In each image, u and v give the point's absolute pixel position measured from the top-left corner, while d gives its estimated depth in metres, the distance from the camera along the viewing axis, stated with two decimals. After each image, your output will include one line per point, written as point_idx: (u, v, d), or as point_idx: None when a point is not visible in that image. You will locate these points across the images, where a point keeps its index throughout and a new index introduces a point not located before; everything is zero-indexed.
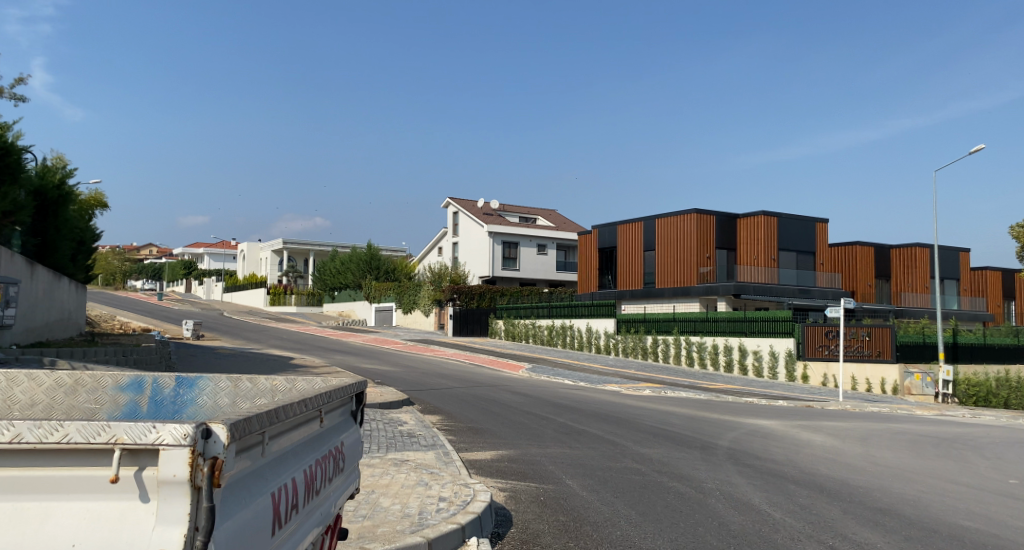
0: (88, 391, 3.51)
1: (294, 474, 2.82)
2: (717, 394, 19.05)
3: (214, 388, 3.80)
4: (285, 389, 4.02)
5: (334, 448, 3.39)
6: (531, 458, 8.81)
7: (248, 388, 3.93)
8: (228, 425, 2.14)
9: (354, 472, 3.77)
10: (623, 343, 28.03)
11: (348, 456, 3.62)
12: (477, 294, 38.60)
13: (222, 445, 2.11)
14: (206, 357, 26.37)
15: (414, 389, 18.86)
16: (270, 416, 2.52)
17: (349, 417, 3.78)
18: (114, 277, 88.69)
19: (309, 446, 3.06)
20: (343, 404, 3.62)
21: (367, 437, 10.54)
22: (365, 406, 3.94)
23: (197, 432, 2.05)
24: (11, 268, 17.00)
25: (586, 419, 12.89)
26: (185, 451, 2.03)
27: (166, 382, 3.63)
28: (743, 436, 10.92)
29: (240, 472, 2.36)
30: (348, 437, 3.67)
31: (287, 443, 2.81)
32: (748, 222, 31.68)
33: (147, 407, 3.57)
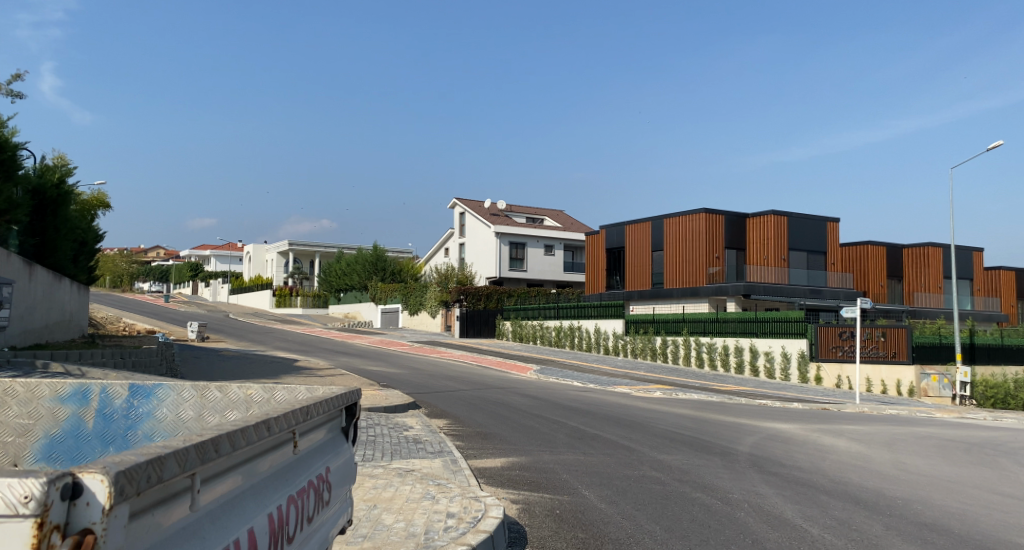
0: (20, 404, 3.15)
1: (252, 522, 2.35)
2: (730, 396, 18.54)
3: (176, 398, 3.40)
4: (262, 400, 3.57)
5: (316, 477, 2.93)
6: (545, 466, 8.34)
7: (216, 398, 3.47)
8: (106, 476, 1.63)
9: (346, 500, 3.32)
10: (632, 344, 27.52)
11: (336, 482, 3.17)
12: (483, 295, 38.16)
13: (97, 513, 1.62)
14: (208, 359, 25.98)
15: (420, 392, 18.39)
16: (204, 453, 2.05)
17: (339, 435, 3.32)
18: (121, 279, 88.48)
19: (278, 481, 2.59)
20: (329, 420, 3.17)
21: (370, 444, 10.09)
22: (359, 419, 3.47)
23: (54, 491, 1.55)
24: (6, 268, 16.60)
25: (599, 423, 12.40)
26: (27, 524, 1.54)
27: (119, 391, 3.27)
28: (762, 440, 10.43)
29: (151, 536, 1.88)
30: (337, 455, 3.22)
31: (240, 482, 2.34)
32: (758, 222, 31.15)
33: (94, 421, 3.23)
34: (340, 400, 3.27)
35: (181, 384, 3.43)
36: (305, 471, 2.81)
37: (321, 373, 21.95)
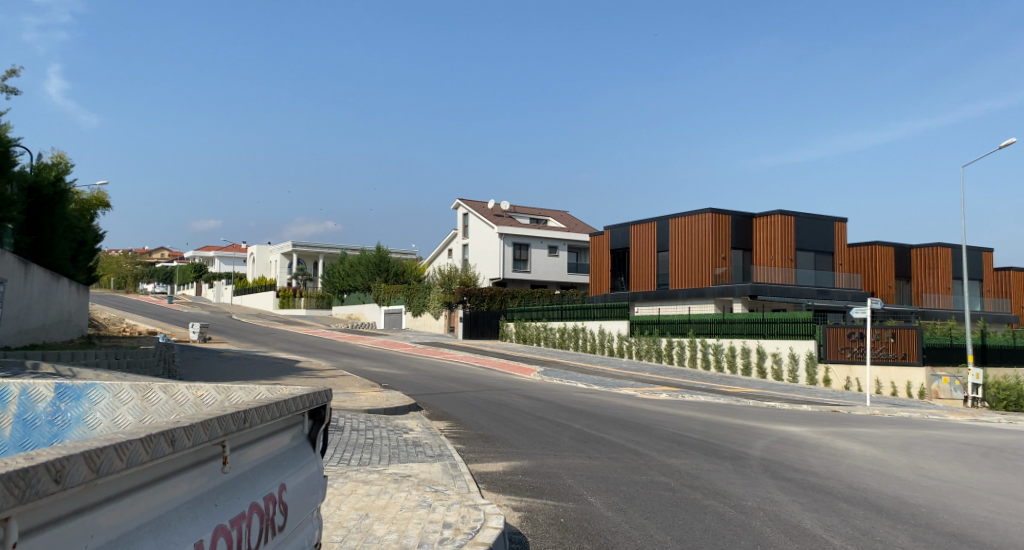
0: None
1: None
2: (737, 398, 18.19)
3: (111, 401, 3.15)
4: (213, 402, 3.32)
5: (255, 505, 2.44)
6: (548, 470, 8.00)
7: (160, 401, 3.22)
8: None
9: (305, 525, 2.88)
10: (637, 346, 27.16)
11: (289, 507, 2.72)
12: (487, 296, 37.82)
13: None
14: (208, 360, 25.72)
15: (422, 393, 18.05)
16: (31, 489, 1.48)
17: (293, 446, 2.86)
18: (125, 280, 88.20)
19: (186, 514, 2.08)
20: (278, 432, 2.70)
21: (368, 448, 9.78)
22: (327, 425, 3.12)
23: None
24: None
25: (604, 426, 12.06)
26: None
27: (43, 393, 3.02)
28: (773, 444, 10.07)
29: None
30: (294, 469, 2.83)
31: (119, 520, 1.83)
32: (765, 222, 30.78)
33: (12, 429, 2.90)
34: (301, 402, 2.88)
35: (118, 385, 3.19)
36: (241, 491, 2.38)
37: (321, 374, 21.65)
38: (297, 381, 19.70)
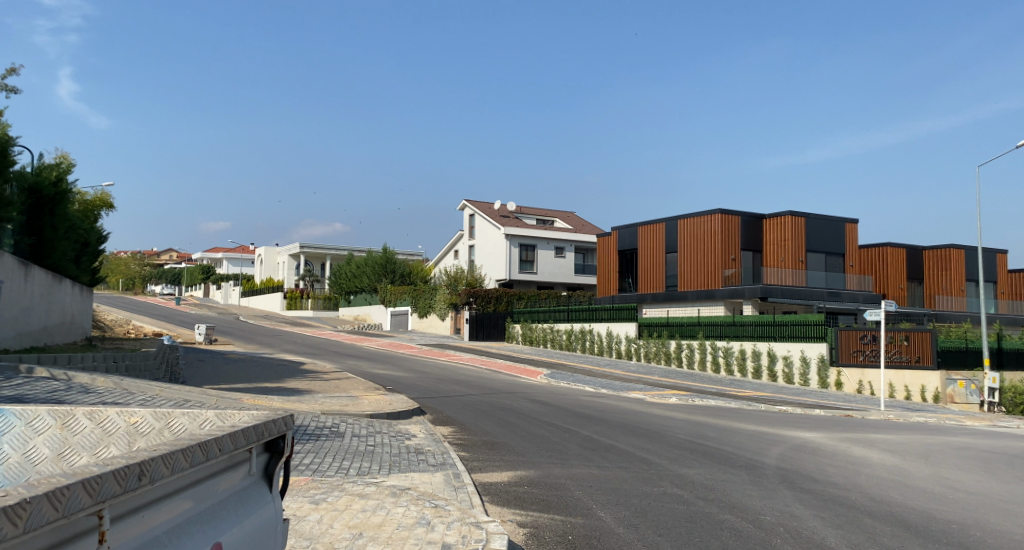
0: None
1: None
2: (748, 402, 17.78)
3: (22, 432, 2.84)
4: (150, 430, 2.98)
5: None
6: (556, 481, 7.67)
7: (84, 428, 2.92)
8: None
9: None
10: (645, 348, 26.79)
11: None
12: (493, 297, 37.54)
13: None
14: (213, 362, 25.52)
15: (427, 396, 17.74)
16: None
17: (235, 489, 2.56)
18: (133, 281, 88.28)
19: None
20: (207, 478, 2.37)
21: (368, 456, 9.46)
22: (285, 456, 2.87)
23: None
24: None
25: (612, 432, 11.68)
26: None
27: None
28: (788, 451, 9.69)
29: None
30: (237, 517, 2.53)
31: None
32: (775, 223, 30.33)
33: None
34: (240, 439, 2.50)
35: (32, 412, 2.89)
36: None
37: (325, 377, 21.36)
38: (300, 384, 19.42)
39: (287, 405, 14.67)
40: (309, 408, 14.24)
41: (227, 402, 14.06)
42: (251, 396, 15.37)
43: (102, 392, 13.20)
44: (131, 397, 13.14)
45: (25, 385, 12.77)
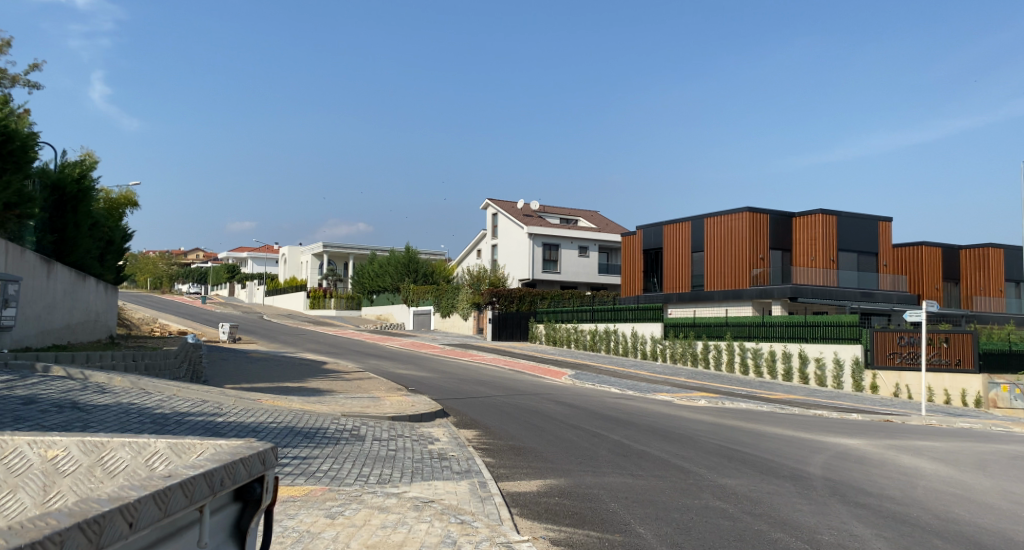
0: None
1: None
2: (781, 405, 17.14)
3: None
4: (68, 467, 2.52)
5: None
6: (589, 492, 7.22)
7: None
8: None
9: None
10: (671, 349, 26.19)
11: None
12: (516, 297, 37.14)
13: None
14: (236, 361, 25.34)
15: (449, 398, 17.29)
16: None
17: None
18: (161, 280, 88.90)
19: None
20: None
21: (389, 461, 9.04)
22: (258, 510, 2.36)
23: None
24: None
25: (643, 437, 11.16)
26: None
27: None
28: (833, 460, 9.12)
29: None
30: None
31: None
32: (805, 221, 29.59)
33: None
34: (178, 500, 1.94)
35: None
36: None
37: (347, 376, 21.03)
38: (322, 384, 19.08)
39: (306, 406, 14.33)
40: (328, 409, 13.87)
41: (245, 402, 13.72)
42: (270, 397, 15.03)
43: (119, 392, 12.92)
44: (148, 397, 12.84)
45: (41, 384, 12.52)
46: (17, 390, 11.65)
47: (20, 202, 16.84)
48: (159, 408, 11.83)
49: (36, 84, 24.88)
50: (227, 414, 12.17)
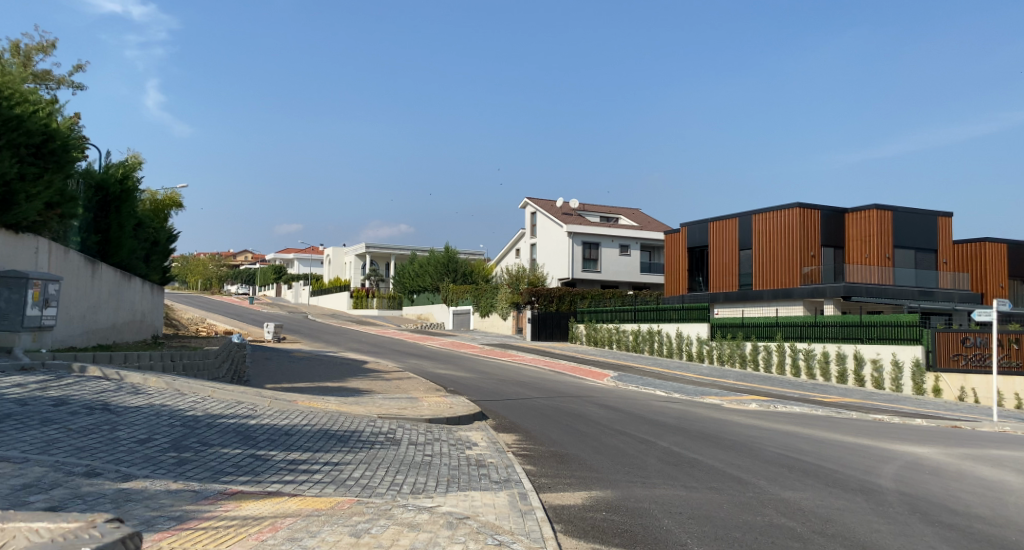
0: None
1: None
2: (837, 409, 16.29)
3: None
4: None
5: None
6: (639, 507, 6.72)
7: None
8: None
9: None
10: (718, 350, 25.34)
11: None
12: (556, 296, 36.54)
13: None
14: (277, 361, 25.18)
15: (488, 399, 16.76)
16: None
17: None
18: (210, 282, 90.08)
19: None
20: None
21: (425, 468, 8.53)
22: None
23: None
24: (37, 263, 16.03)
25: (694, 445, 10.50)
26: None
27: None
28: (905, 471, 8.35)
29: None
30: None
31: None
32: (858, 217, 28.48)
33: None
34: None
35: None
36: None
37: (387, 376, 20.66)
38: (361, 383, 18.73)
39: (343, 407, 13.93)
40: (365, 411, 13.44)
41: (281, 404, 13.33)
42: (306, 398, 14.64)
43: (153, 393, 12.64)
44: (183, 398, 12.51)
45: (74, 385, 12.26)
46: (49, 391, 11.37)
47: (62, 202, 16.66)
48: (192, 410, 11.47)
49: (79, 84, 25.14)
50: (261, 415, 11.81)
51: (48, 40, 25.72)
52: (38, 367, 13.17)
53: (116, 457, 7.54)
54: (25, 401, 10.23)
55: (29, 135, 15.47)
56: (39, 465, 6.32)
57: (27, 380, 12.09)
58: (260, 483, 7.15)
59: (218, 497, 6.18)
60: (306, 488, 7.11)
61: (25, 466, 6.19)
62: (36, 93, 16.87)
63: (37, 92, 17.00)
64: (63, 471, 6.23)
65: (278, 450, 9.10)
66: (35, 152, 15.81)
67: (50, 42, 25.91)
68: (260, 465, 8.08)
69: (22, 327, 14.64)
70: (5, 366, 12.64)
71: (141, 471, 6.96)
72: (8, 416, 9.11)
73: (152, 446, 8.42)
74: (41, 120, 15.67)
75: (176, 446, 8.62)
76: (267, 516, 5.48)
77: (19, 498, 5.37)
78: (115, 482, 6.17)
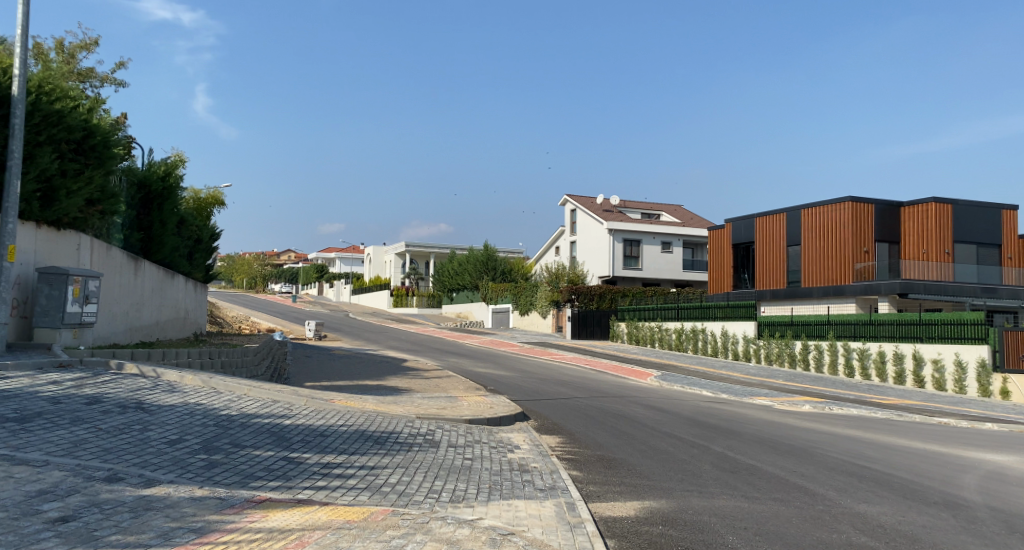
0: None
1: None
2: (898, 411, 15.47)
3: None
4: None
5: None
6: (699, 521, 6.19)
7: None
8: None
9: None
10: (766, 349, 24.53)
11: None
12: (597, 295, 35.80)
13: None
14: (317, 358, 24.97)
15: (529, 399, 16.28)
16: None
17: None
18: (255, 281, 90.80)
19: None
20: None
21: (466, 473, 8.06)
22: None
23: None
24: (80, 261, 15.96)
25: (750, 450, 9.88)
26: None
27: None
28: (989, 482, 7.66)
29: None
30: None
31: None
32: (915, 211, 27.41)
33: None
34: None
35: None
36: None
37: (426, 374, 20.29)
38: (400, 382, 18.38)
39: (381, 407, 13.54)
40: (403, 411, 13.04)
41: (317, 403, 12.96)
42: (343, 397, 14.27)
43: (189, 391, 12.37)
44: (218, 397, 12.19)
45: (110, 383, 12.00)
46: (84, 389, 11.11)
47: (103, 198, 16.41)
48: (227, 409, 11.13)
49: (121, 81, 25.10)
50: (297, 415, 11.45)
51: (93, 39, 25.75)
52: (75, 364, 12.97)
53: (143, 459, 7.17)
54: (58, 399, 9.96)
55: (70, 131, 15.20)
56: (59, 469, 5.96)
57: (63, 377, 11.88)
58: (291, 489, 6.72)
59: (245, 505, 5.77)
60: (339, 495, 6.67)
61: (43, 470, 5.84)
62: (79, 89, 16.62)
63: (78, 88, 16.77)
64: (82, 476, 5.86)
65: (311, 453, 8.69)
66: (76, 148, 15.55)
67: (95, 40, 25.94)
68: (293, 469, 7.67)
69: (62, 324, 14.50)
70: (43, 363, 12.46)
71: (166, 475, 6.58)
72: (38, 413, 8.80)
73: (182, 447, 8.06)
74: (82, 116, 15.38)
75: (207, 448, 8.26)
76: (295, 529, 5.06)
77: (31, 506, 4.98)
78: (138, 488, 5.78)
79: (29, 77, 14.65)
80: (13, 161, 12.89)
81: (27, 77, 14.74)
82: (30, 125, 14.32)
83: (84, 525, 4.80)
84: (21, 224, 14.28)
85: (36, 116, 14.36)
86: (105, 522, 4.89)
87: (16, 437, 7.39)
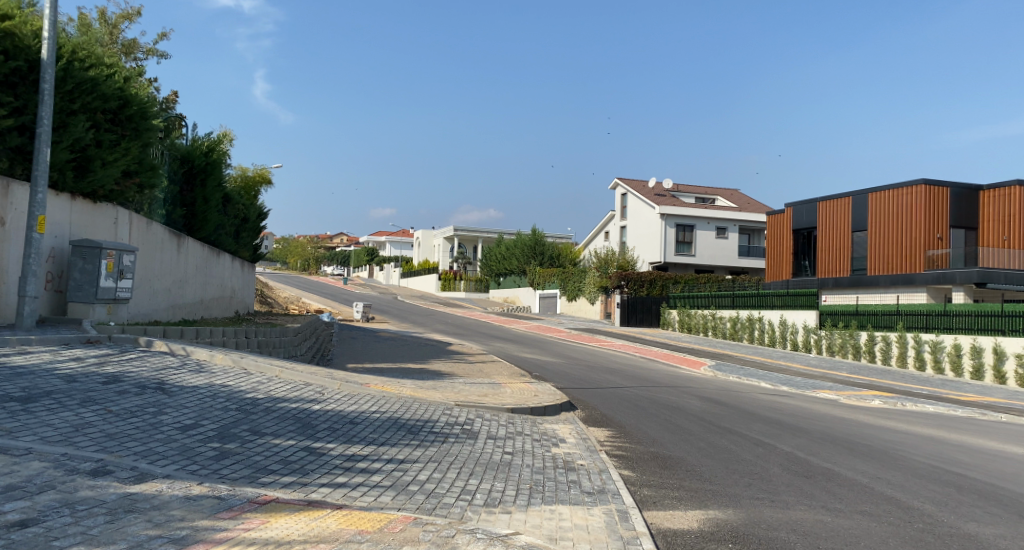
0: None
1: None
2: (981, 410, 14.10)
3: None
4: None
5: None
6: (776, 539, 5.22)
7: None
8: None
9: None
10: (829, 340, 23.19)
11: None
12: (647, 281, 34.64)
13: None
14: (361, 339, 24.42)
15: (576, 388, 15.35)
16: None
17: None
18: (308, 262, 91.25)
19: None
20: None
21: (506, 470, 7.19)
22: None
23: None
24: (116, 234, 15.43)
25: (823, 450, 8.81)
26: None
27: None
28: None
29: None
30: None
31: None
32: (996, 196, 25.72)
33: None
34: None
35: None
36: None
37: (470, 359, 19.52)
38: (443, 366, 17.62)
39: (418, 393, 12.74)
40: (441, 398, 12.22)
41: (351, 387, 12.23)
42: (381, 381, 13.51)
43: (216, 372, 11.71)
44: (247, 379, 11.50)
45: (135, 361, 11.42)
46: (105, 367, 10.51)
47: (140, 170, 15.73)
48: (253, 392, 10.42)
49: (164, 53, 24.62)
50: (328, 400, 10.70)
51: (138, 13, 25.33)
52: (104, 341, 12.43)
53: (147, 448, 6.46)
54: (74, 377, 9.34)
55: (105, 100, 14.58)
56: (39, 459, 5.24)
57: (88, 355, 11.31)
58: (304, 486, 5.93)
59: (245, 507, 4.97)
60: (358, 495, 5.84)
61: (21, 461, 5.13)
62: (118, 59, 16.03)
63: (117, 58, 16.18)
64: (63, 468, 5.13)
65: (337, 443, 7.89)
66: (113, 118, 14.93)
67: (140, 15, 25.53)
68: (311, 462, 6.87)
69: (96, 299, 13.98)
70: (70, 339, 11.94)
71: (164, 467, 5.83)
72: (47, 393, 8.17)
73: (194, 434, 7.34)
74: (117, 84, 14.75)
75: (222, 435, 7.52)
76: (295, 542, 4.28)
77: None
78: (124, 484, 5.03)
79: (62, 43, 14.03)
80: (43, 128, 12.27)
81: (61, 43, 14.14)
82: (63, 92, 13.74)
83: (45, 532, 4.11)
84: (56, 196, 13.77)
85: (68, 83, 13.77)
86: (71, 529, 4.18)
87: (13, 420, 6.72)
